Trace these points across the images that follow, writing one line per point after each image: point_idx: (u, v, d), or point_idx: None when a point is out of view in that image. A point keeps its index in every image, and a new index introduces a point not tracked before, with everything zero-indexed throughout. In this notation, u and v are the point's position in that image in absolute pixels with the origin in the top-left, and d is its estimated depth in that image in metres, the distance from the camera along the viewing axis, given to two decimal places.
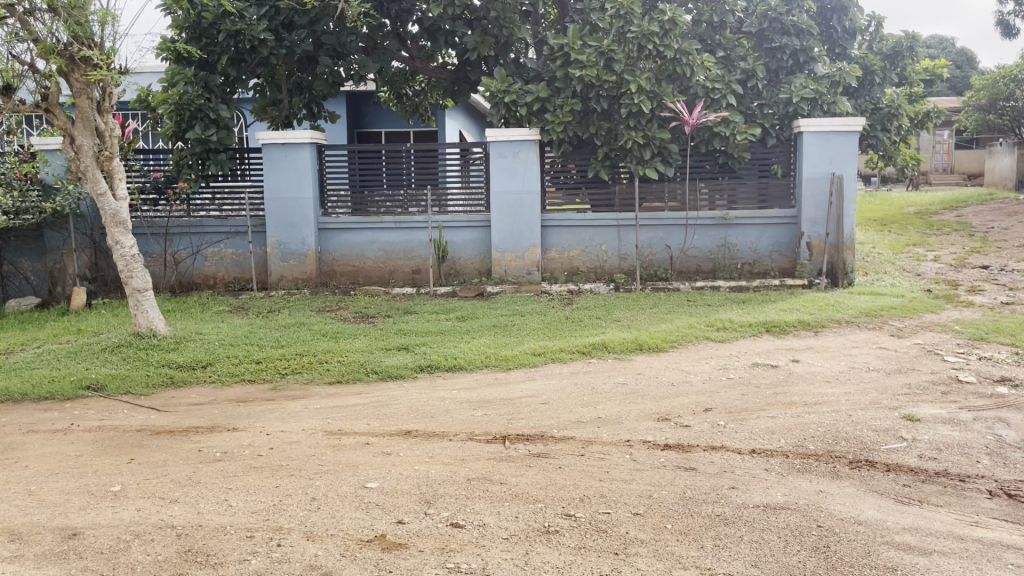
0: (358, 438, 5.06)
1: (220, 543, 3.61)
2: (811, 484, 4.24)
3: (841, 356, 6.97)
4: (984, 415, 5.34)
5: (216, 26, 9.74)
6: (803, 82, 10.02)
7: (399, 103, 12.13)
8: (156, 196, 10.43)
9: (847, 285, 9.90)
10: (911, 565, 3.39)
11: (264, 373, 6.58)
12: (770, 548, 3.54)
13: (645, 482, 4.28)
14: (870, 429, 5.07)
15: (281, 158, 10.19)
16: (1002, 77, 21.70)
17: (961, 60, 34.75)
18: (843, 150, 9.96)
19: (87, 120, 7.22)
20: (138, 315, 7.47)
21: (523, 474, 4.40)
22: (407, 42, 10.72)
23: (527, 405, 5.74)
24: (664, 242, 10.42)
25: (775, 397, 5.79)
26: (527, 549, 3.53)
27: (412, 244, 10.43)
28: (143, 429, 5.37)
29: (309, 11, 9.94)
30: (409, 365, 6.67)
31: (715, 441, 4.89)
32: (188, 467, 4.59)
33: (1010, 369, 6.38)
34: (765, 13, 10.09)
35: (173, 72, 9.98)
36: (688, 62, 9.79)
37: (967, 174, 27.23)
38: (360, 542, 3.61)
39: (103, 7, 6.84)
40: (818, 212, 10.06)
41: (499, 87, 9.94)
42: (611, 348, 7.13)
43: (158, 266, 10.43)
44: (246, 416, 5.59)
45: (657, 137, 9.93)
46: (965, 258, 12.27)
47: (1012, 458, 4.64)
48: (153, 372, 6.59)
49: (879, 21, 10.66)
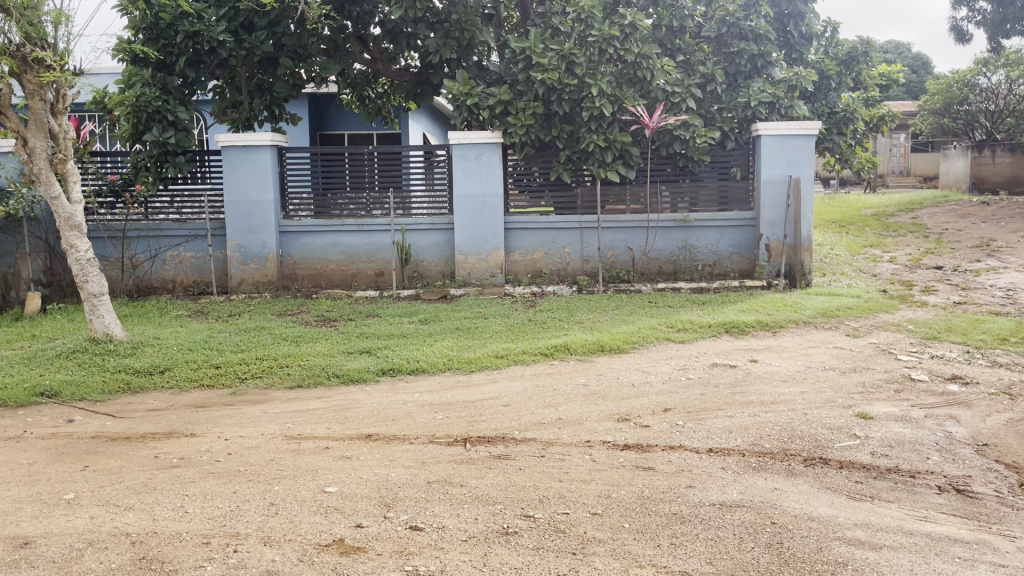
0: (318, 442, 5.04)
1: (175, 550, 3.58)
2: (766, 481, 4.31)
3: (798, 355, 7.09)
4: (935, 413, 5.47)
5: (174, 27, 9.60)
6: (761, 86, 10.14)
7: (362, 104, 12.08)
8: (112, 200, 10.25)
9: (804, 285, 10.10)
10: (862, 560, 3.47)
11: (224, 378, 6.51)
12: (725, 545, 3.59)
13: (603, 481, 4.32)
14: (824, 427, 5.17)
15: (242, 161, 10.09)
16: (956, 81, 22.40)
17: (916, 65, 35.67)
18: (799, 152, 10.12)
19: (39, 121, 7.06)
20: (94, 321, 7.36)
21: (483, 476, 4.42)
22: (369, 44, 10.62)
23: (488, 406, 5.77)
24: (627, 244, 10.51)
25: (733, 397, 5.87)
26: (486, 550, 3.55)
27: (375, 247, 10.39)
28: (98, 435, 5.29)
29: (269, 12, 9.84)
30: (372, 369, 6.66)
31: (674, 441, 4.95)
32: (144, 474, 4.53)
33: (961, 368, 6.54)
34: (724, 18, 10.17)
35: (129, 73, 9.86)
36: (648, 65, 9.86)
37: (923, 176, 27.66)
38: (318, 546, 3.60)
39: (56, 7, 6.73)
40: (777, 214, 10.22)
41: (462, 89, 9.91)
42: (574, 350, 7.18)
43: (115, 270, 10.29)
44: (204, 422, 5.53)
45: (618, 141, 9.98)
46: (918, 258, 12.65)
47: (960, 454, 4.76)
48: (109, 377, 6.48)
49: (834, 27, 10.88)
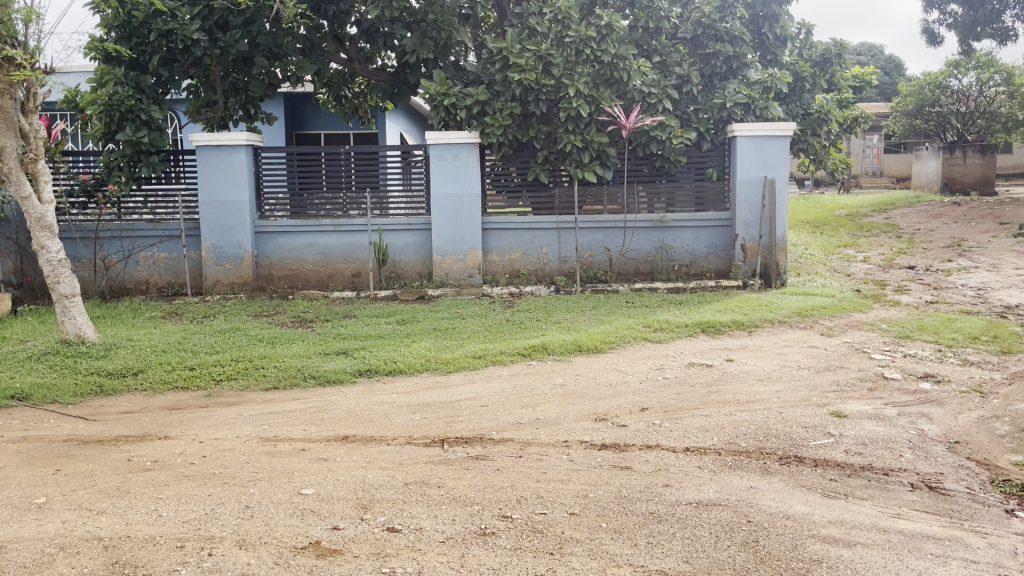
0: (294, 444, 5.00)
1: (149, 554, 3.54)
2: (742, 480, 4.34)
3: (773, 354, 7.14)
4: (908, 411, 5.53)
5: (147, 26, 9.50)
6: (736, 87, 10.22)
7: (338, 104, 12.00)
8: (84, 200, 10.13)
9: (779, 285, 10.19)
10: (836, 557, 3.50)
11: (198, 380, 6.45)
12: (701, 544, 3.61)
13: (580, 481, 4.33)
14: (799, 425, 5.22)
15: (217, 161, 10.00)
16: (928, 84, 22.87)
17: (889, 67, 36.10)
18: (774, 154, 10.19)
19: (9, 121, 6.96)
20: (66, 323, 7.26)
21: (460, 477, 4.41)
22: (345, 44, 10.61)
23: (466, 407, 5.76)
24: (604, 245, 10.54)
25: (709, 396, 5.90)
26: (463, 551, 3.54)
27: (351, 247, 10.34)
28: (70, 439, 5.22)
29: (244, 11, 9.76)
30: (349, 370, 6.63)
31: (651, 441, 4.97)
32: (117, 477, 4.48)
33: (933, 366, 6.63)
34: (700, 20, 10.20)
35: (101, 72, 9.67)
36: (625, 66, 9.89)
37: (896, 177, 27.99)
38: (294, 549, 3.57)
39: (27, 5, 6.64)
40: (752, 214, 10.29)
41: (439, 89, 9.87)
42: (552, 350, 7.19)
43: (87, 271, 10.17)
44: (179, 424, 5.48)
45: (595, 141, 10.00)
46: (892, 258, 12.80)
47: (933, 451, 4.82)
48: (81, 380, 6.39)
49: (809, 28, 10.99)
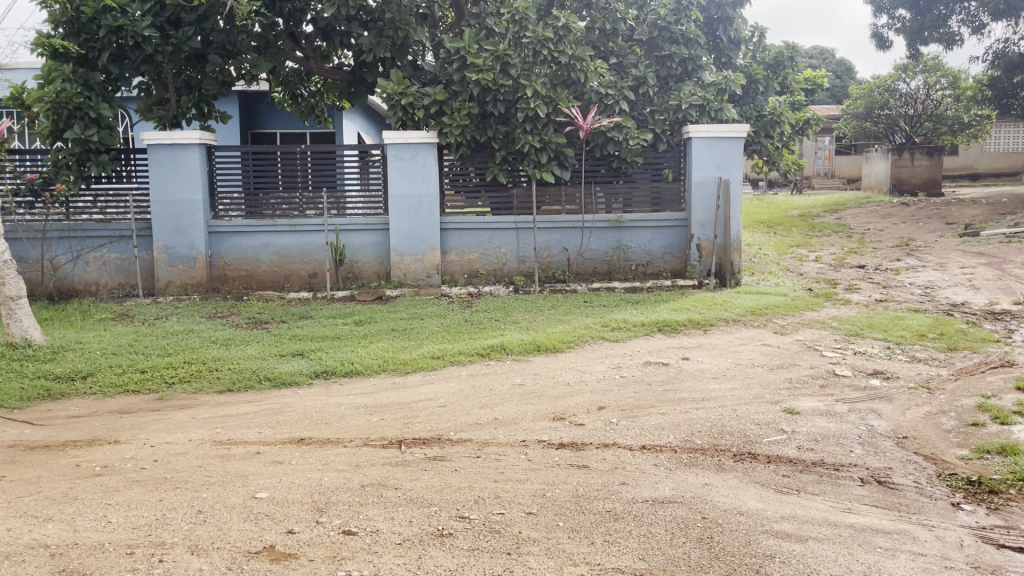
0: (248, 447, 4.94)
1: (97, 561, 3.46)
2: (697, 477, 4.40)
3: (727, 353, 7.24)
4: (858, 407, 5.65)
5: (96, 21, 9.27)
6: (691, 90, 10.32)
7: (295, 103, 11.89)
8: (31, 199, 9.86)
9: (734, 284, 10.34)
10: (788, 552, 3.56)
11: (150, 383, 6.33)
12: (656, 541, 3.65)
13: (537, 481, 4.34)
14: (753, 423, 5.30)
15: (169, 160, 9.82)
16: (877, 86, 23.32)
17: (840, 70, 36.81)
18: (729, 155, 10.32)
19: None
20: (12, 324, 7.07)
21: (418, 478, 4.39)
22: (301, 42, 10.47)
23: (423, 408, 5.73)
24: (562, 245, 10.59)
25: (666, 395, 5.96)
26: (420, 553, 3.53)
27: (308, 247, 10.24)
28: (15, 444, 5.08)
29: (197, 8, 9.64)
30: (305, 372, 6.56)
31: (608, 439, 5.00)
32: (65, 483, 4.37)
33: (882, 363, 6.78)
34: (655, 22, 10.32)
35: (48, 68, 9.24)
36: (581, 68, 9.95)
37: (847, 178, 28.55)
38: (248, 554, 3.52)
39: None
40: (708, 214, 10.42)
41: (396, 88, 9.82)
42: (510, 350, 7.20)
43: (34, 272, 9.93)
44: (129, 429, 5.37)
45: (553, 142, 10.06)
46: (843, 258, 13.04)
47: (882, 446, 4.93)
48: (27, 384, 6.22)
49: (762, 32, 11.16)
